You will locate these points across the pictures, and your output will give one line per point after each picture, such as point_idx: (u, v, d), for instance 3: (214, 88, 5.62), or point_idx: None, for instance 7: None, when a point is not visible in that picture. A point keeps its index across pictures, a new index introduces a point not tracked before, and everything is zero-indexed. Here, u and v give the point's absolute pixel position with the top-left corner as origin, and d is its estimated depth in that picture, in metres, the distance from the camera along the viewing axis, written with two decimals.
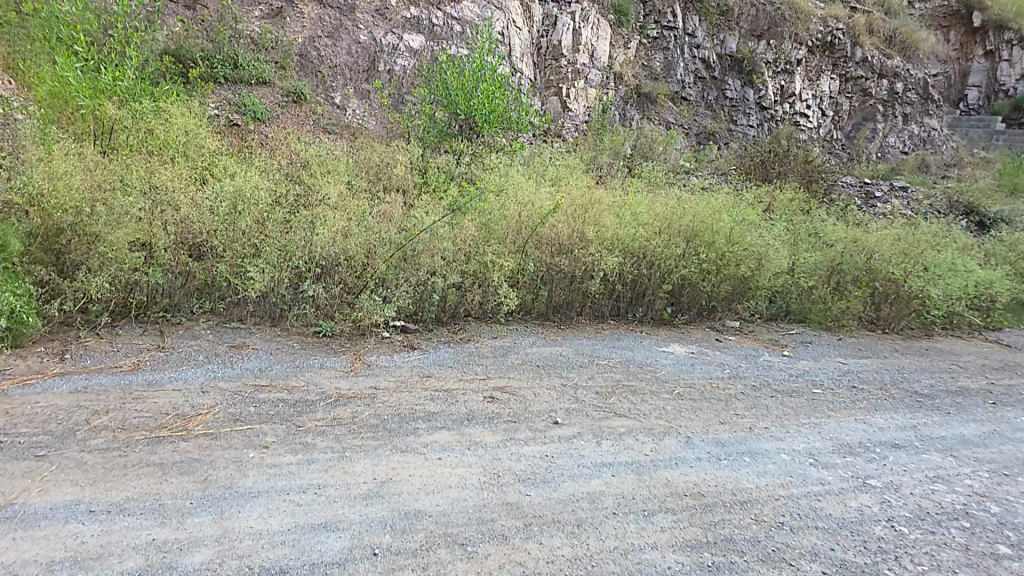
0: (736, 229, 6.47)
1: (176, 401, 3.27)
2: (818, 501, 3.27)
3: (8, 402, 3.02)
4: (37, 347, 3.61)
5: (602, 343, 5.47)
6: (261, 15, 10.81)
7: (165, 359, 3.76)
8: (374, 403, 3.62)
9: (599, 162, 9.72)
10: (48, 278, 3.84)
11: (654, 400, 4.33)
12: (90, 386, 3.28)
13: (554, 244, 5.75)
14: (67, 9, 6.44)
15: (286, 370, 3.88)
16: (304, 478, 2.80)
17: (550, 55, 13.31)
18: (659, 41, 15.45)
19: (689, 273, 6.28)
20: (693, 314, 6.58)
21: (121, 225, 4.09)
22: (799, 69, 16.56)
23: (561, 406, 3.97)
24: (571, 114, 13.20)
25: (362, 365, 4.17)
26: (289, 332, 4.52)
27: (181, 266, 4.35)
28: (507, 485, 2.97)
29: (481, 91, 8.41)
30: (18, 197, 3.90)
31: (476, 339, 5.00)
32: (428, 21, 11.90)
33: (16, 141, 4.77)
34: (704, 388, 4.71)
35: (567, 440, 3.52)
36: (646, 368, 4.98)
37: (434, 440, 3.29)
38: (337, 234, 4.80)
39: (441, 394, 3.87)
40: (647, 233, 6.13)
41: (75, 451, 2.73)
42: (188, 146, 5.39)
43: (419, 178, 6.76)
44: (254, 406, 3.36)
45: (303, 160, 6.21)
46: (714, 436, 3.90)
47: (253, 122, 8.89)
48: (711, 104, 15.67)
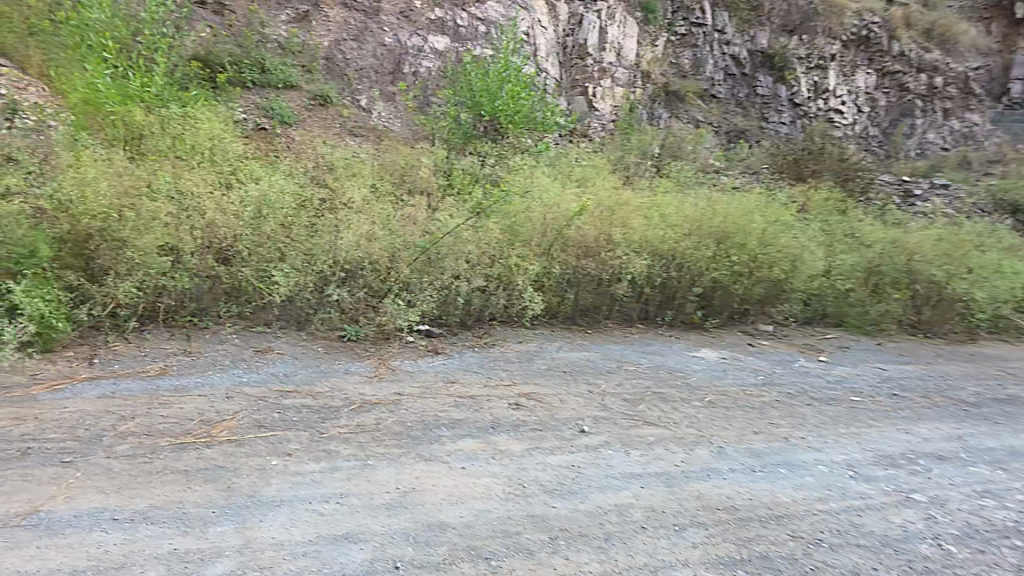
0: (769, 230, 6.32)
1: (202, 407, 3.25)
2: (859, 516, 3.13)
3: (38, 407, 3.02)
4: (68, 352, 3.65)
5: (632, 349, 5.36)
6: (288, 19, 10.88)
7: (191, 364, 3.77)
8: (398, 410, 3.57)
9: (626, 162, 9.58)
10: (77, 283, 3.93)
11: (685, 408, 4.22)
12: (118, 391, 3.29)
13: (581, 246, 5.69)
14: (98, 18, 6.60)
15: (310, 376, 3.86)
16: (328, 487, 2.74)
17: (576, 54, 13.19)
18: (688, 37, 15.32)
19: (719, 276, 6.15)
20: (725, 318, 6.43)
21: (148, 229, 4.11)
22: (833, 64, 16.18)
23: (589, 414, 3.88)
24: (598, 113, 13.03)
25: (386, 370, 4.14)
26: (314, 336, 4.53)
27: (207, 270, 4.39)
28: (533, 496, 2.89)
29: (506, 92, 8.46)
30: (48, 203, 3.98)
31: (501, 344, 4.94)
32: (454, 22, 11.91)
33: (48, 150, 4.81)
34: (737, 396, 4.58)
35: (594, 450, 3.43)
36: (677, 374, 4.86)
37: (459, 448, 3.23)
38: (362, 238, 4.77)
39: (466, 401, 3.81)
40: (677, 234, 6.00)
41: (101, 458, 2.69)
42: (213, 150, 5.40)
43: (445, 181, 6.73)
44: (279, 412, 3.33)
45: (328, 163, 6.21)
46: (748, 446, 3.77)
47: (280, 125, 8.98)
48: (742, 101, 15.45)
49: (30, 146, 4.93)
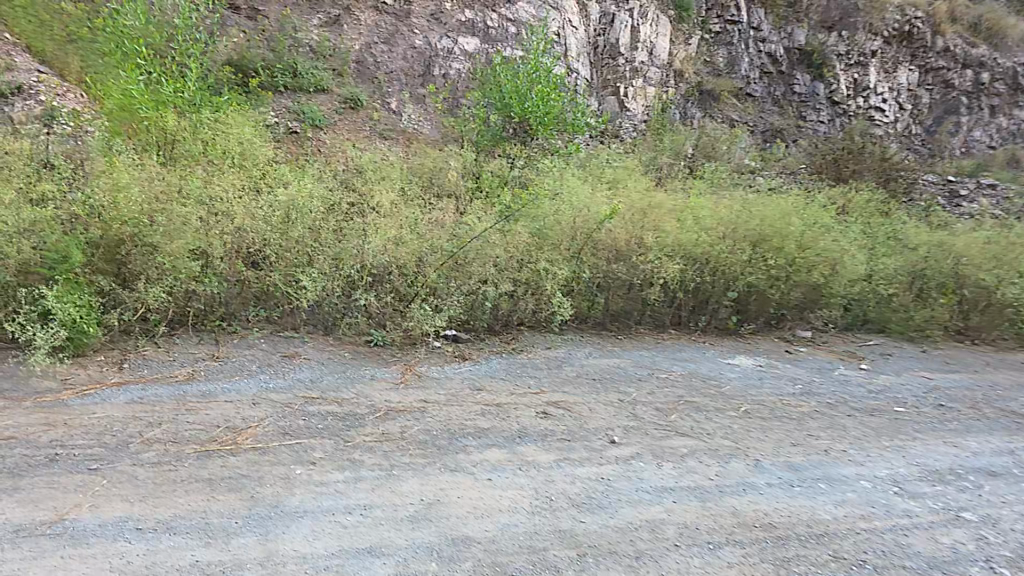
0: (807, 233, 6.14)
1: (227, 414, 3.23)
2: (905, 535, 2.97)
3: (67, 413, 3.04)
4: (98, 357, 3.68)
5: (664, 356, 5.22)
6: (320, 23, 10.95)
7: (218, 368, 3.78)
8: (423, 418, 3.51)
9: (657, 163, 9.40)
10: (108, 288, 3.95)
11: (719, 418, 4.07)
12: (146, 397, 3.30)
13: (612, 250, 5.58)
14: (133, 24, 6.70)
15: (336, 382, 3.82)
16: (351, 497, 2.68)
17: (608, 53, 13.01)
18: (723, 35, 15.18)
19: (756, 280, 5.96)
20: (760, 323, 6.23)
21: (178, 235, 4.14)
22: (874, 60, 15.68)
23: (619, 424, 3.77)
24: (629, 113, 12.90)
25: (412, 377, 4.08)
26: (341, 341, 4.50)
27: (236, 274, 4.40)
28: (561, 511, 2.79)
29: (536, 93, 8.35)
30: (80, 209, 4.02)
31: (528, 350, 4.85)
32: (484, 24, 11.91)
33: (84, 156, 4.89)
34: (774, 406, 4.42)
35: (624, 462, 3.32)
36: (710, 383, 4.71)
37: (485, 458, 3.15)
38: (390, 242, 4.76)
39: (492, 409, 3.74)
40: (710, 237, 5.85)
41: (127, 465, 2.68)
42: (244, 154, 5.43)
43: (473, 183, 6.69)
44: (304, 419, 3.30)
45: (358, 167, 6.22)
46: (786, 460, 3.62)
47: (311, 129, 9.05)
48: (778, 99, 15.13)
49: (66, 152, 5.01)
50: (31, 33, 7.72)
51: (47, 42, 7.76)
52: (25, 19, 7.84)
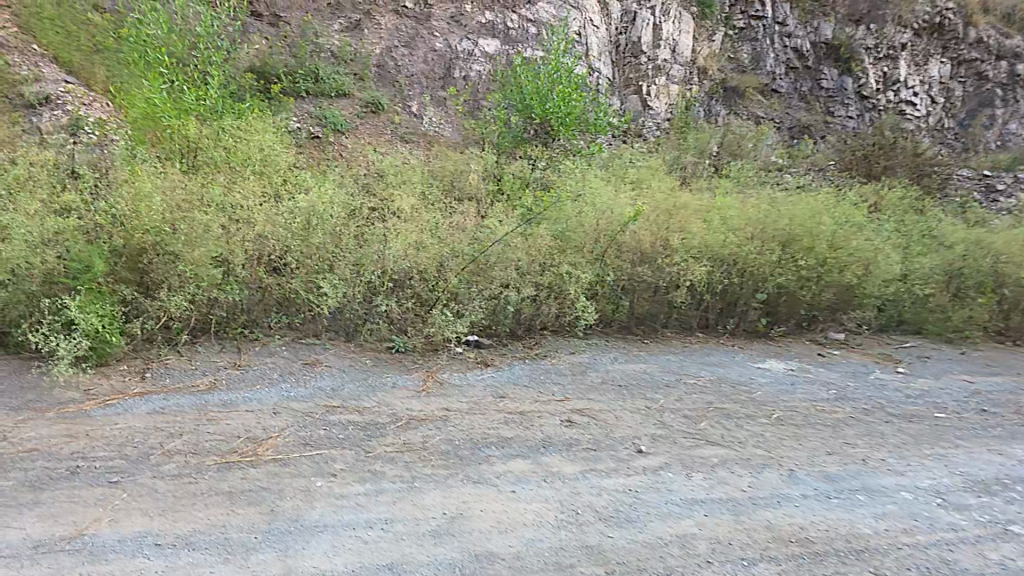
0: (838, 232, 5.97)
1: (248, 424, 3.20)
2: (951, 551, 2.82)
3: (89, 424, 3.03)
4: (121, 366, 3.67)
5: (691, 360, 5.09)
6: (341, 28, 10.99)
7: (240, 378, 3.75)
8: (445, 427, 3.44)
9: (682, 162, 9.24)
10: (131, 297, 3.95)
11: (750, 426, 3.94)
12: (167, 407, 3.28)
13: (637, 253, 5.46)
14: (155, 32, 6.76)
15: (357, 391, 3.77)
16: (372, 511, 2.61)
17: (630, 52, 12.89)
18: (747, 31, 14.98)
19: (786, 281, 5.79)
20: (791, 325, 6.06)
21: (200, 242, 4.13)
22: (904, 54, 15.29)
23: (646, 433, 3.66)
24: (653, 112, 12.70)
25: (435, 384, 4.02)
26: (363, 348, 4.46)
27: (258, 281, 4.38)
28: (587, 525, 2.69)
29: (557, 94, 8.26)
30: (103, 219, 4.03)
31: (552, 356, 4.76)
32: (504, 25, 11.85)
33: (108, 165, 4.92)
34: (807, 412, 4.26)
35: (652, 472, 3.21)
36: (741, 389, 4.57)
37: (509, 469, 3.07)
38: (411, 246, 4.71)
39: (516, 417, 3.66)
40: (738, 238, 5.70)
41: (148, 478, 2.65)
42: (265, 161, 5.42)
43: (494, 186, 6.63)
44: (325, 430, 3.25)
45: (379, 171, 6.20)
46: (821, 470, 3.48)
47: (333, 133, 9.06)
48: (805, 95, 14.83)
49: (91, 162, 5.06)
50: (59, 44, 7.85)
51: (74, 52, 7.89)
52: (53, 30, 7.97)
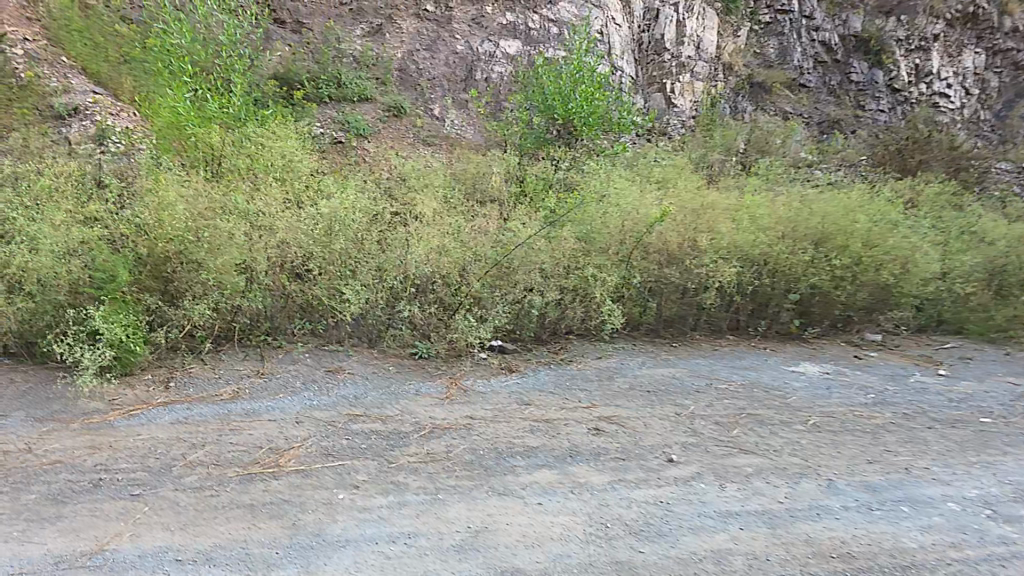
0: (873, 230, 5.77)
1: (270, 434, 3.16)
2: (1004, 568, 2.65)
3: (113, 435, 3.02)
4: (145, 375, 3.67)
5: (721, 364, 4.96)
6: (362, 33, 11.02)
7: (263, 386, 3.72)
8: (469, 436, 3.37)
9: (708, 160, 9.06)
10: (155, 306, 3.95)
11: (785, 433, 3.80)
12: (190, 417, 3.26)
13: (664, 254, 5.32)
14: (178, 42, 6.82)
15: (380, 399, 3.71)
16: (395, 525, 2.54)
17: (653, 49, 12.72)
18: (773, 25, 14.78)
19: (819, 281, 5.61)
20: (825, 326, 5.89)
21: (222, 250, 4.11)
22: (936, 45, 14.84)
23: (676, 440, 3.55)
24: (676, 110, 12.54)
25: (458, 391, 3.94)
26: (386, 355, 4.41)
27: (281, 288, 4.35)
28: (617, 539, 2.59)
29: (580, 94, 8.15)
30: (127, 228, 4.04)
31: (578, 361, 4.66)
32: (525, 26, 11.77)
33: (134, 175, 4.96)
34: (845, 418, 4.10)
35: (684, 483, 3.10)
36: (774, 394, 4.42)
37: (535, 481, 2.98)
38: (434, 251, 4.64)
39: (542, 425, 3.57)
40: (768, 237, 5.54)
41: (169, 491, 2.62)
42: (287, 167, 5.41)
43: (517, 188, 6.56)
44: (347, 439, 3.19)
45: (402, 175, 6.16)
46: (862, 479, 3.32)
47: (356, 138, 9.08)
48: (834, 89, 14.48)
49: (118, 171, 5.11)
50: (87, 56, 7.99)
51: (102, 63, 8.02)
52: (82, 42, 8.12)
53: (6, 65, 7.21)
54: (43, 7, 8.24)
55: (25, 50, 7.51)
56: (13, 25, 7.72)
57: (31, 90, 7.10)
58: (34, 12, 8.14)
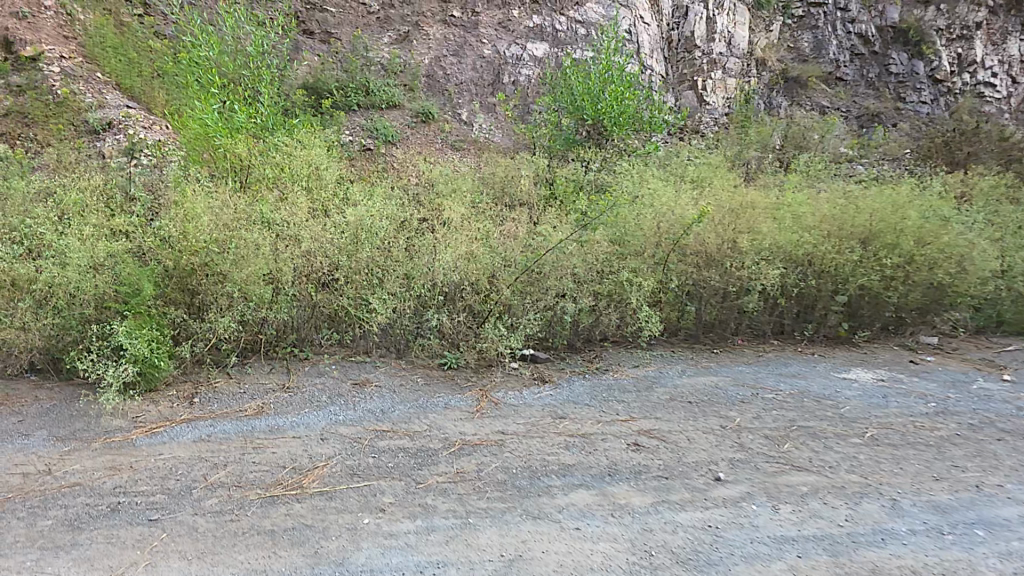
0: (926, 226, 5.39)
1: (295, 452, 3.03)
2: None
3: (134, 454, 2.93)
4: (169, 391, 3.59)
5: (766, 371, 4.70)
6: (390, 41, 11.00)
7: (287, 402, 3.59)
8: (502, 452, 3.20)
9: (744, 159, 8.76)
10: (180, 319, 3.87)
11: (840, 448, 3.54)
12: (212, 434, 3.15)
13: (703, 256, 5.06)
14: (206, 54, 6.84)
15: (409, 413, 3.57)
16: (423, 553, 2.36)
17: (683, 47, 12.44)
18: (807, 18, 14.32)
19: (869, 282, 5.32)
20: (876, 330, 5.67)
21: (247, 261, 4.01)
22: (979, 33, 14.20)
23: (722, 456, 3.32)
24: (709, 108, 12.20)
25: (489, 405, 3.77)
26: (415, 365, 4.28)
27: (308, 299, 4.24)
28: (663, 569, 2.36)
29: (609, 93, 7.93)
30: (152, 240, 3.96)
31: (615, 370, 4.46)
32: (552, 28, 11.62)
33: (162, 187, 4.92)
34: (905, 430, 3.81)
35: (733, 504, 2.87)
36: (826, 403, 4.15)
37: (572, 503, 2.79)
38: (461, 257, 4.42)
39: (578, 441, 3.37)
40: (814, 236, 5.23)
41: (188, 516, 2.50)
42: (313, 175, 5.31)
43: (546, 191, 6.38)
44: (374, 457, 3.05)
45: (429, 181, 6.05)
46: (929, 499, 3.04)
47: (384, 144, 9.01)
48: (873, 82, 14.02)
49: (148, 183, 5.10)
50: (121, 71, 8.06)
51: (135, 78, 8.09)
52: (115, 57, 8.21)
53: (44, 83, 7.32)
54: (79, 26, 8.37)
55: (61, 67, 7.64)
56: (50, 44, 7.86)
57: (67, 106, 7.16)
58: (71, 31, 8.28)
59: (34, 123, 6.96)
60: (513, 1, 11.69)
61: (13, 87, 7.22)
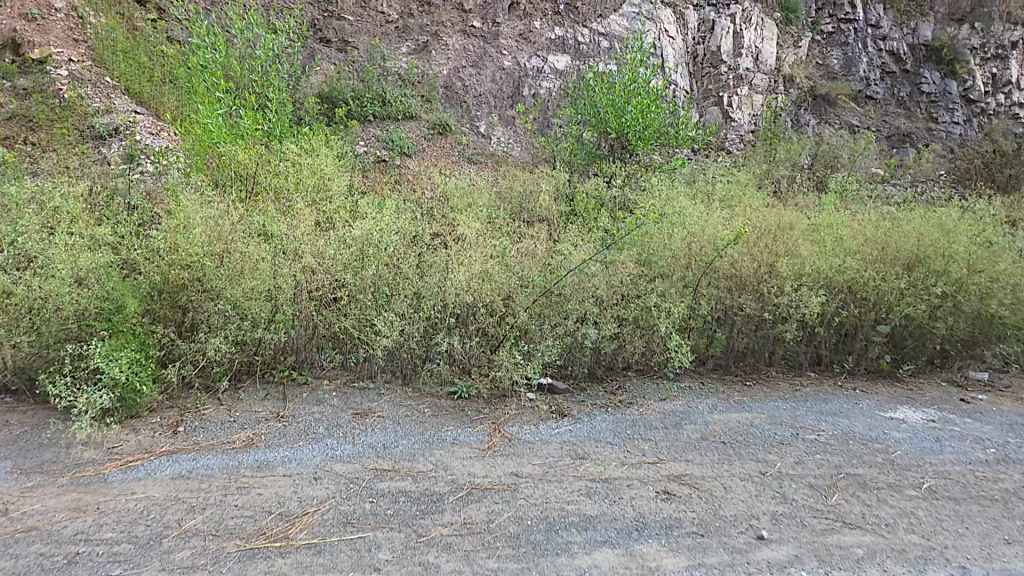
0: (976, 253, 5.05)
1: (283, 495, 2.70)
2: None
3: (102, 493, 2.61)
4: (152, 418, 3.29)
5: (806, 409, 4.30)
6: (408, 51, 10.82)
7: (281, 433, 3.27)
8: (516, 500, 2.85)
9: (773, 177, 8.39)
10: (168, 340, 3.56)
11: (895, 501, 3.14)
12: (193, 470, 2.83)
13: (736, 280, 4.70)
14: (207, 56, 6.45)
15: (414, 449, 3.23)
16: None
17: (709, 62, 12.09)
18: (835, 35, 13.75)
19: (916, 312, 4.91)
20: (921, 363, 5.22)
21: (243, 279, 3.72)
22: (1015, 52, 13.86)
23: (764, 510, 2.94)
24: (735, 124, 11.83)
25: (502, 441, 3.42)
26: (421, 395, 3.91)
27: (309, 319, 3.92)
28: None
29: (634, 106, 7.59)
30: (141, 253, 3.70)
31: (640, 404, 4.09)
32: (574, 40, 11.37)
33: (161, 196, 4.68)
34: (966, 482, 3.40)
35: (780, 570, 2.48)
36: (873, 448, 3.75)
37: (594, 564, 2.42)
38: (476, 276, 4.12)
39: (601, 487, 3.01)
40: (855, 261, 4.91)
41: (154, 572, 2.16)
42: (319, 186, 5.03)
43: (567, 206, 6.06)
44: (371, 503, 2.70)
45: (444, 194, 5.75)
46: (1003, 567, 2.63)
47: (399, 156, 8.75)
48: (903, 101, 13.53)
49: (148, 192, 4.87)
50: (131, 76, 7.89)
51: (145, 83, 7.93)
52: (126, 62, 8.03)
53: (51, 87, 7.19)
54: (90, 28, 8.26)
55: (69, 71, 7.47)
56: (59, 47, 7.77)
57: (72, 110, 6.98)
58: (81, 34, 8.18)
59: (40, 127, 6.83)
60: (534, 12, 11.42)
61: (19, 89, 7.18)
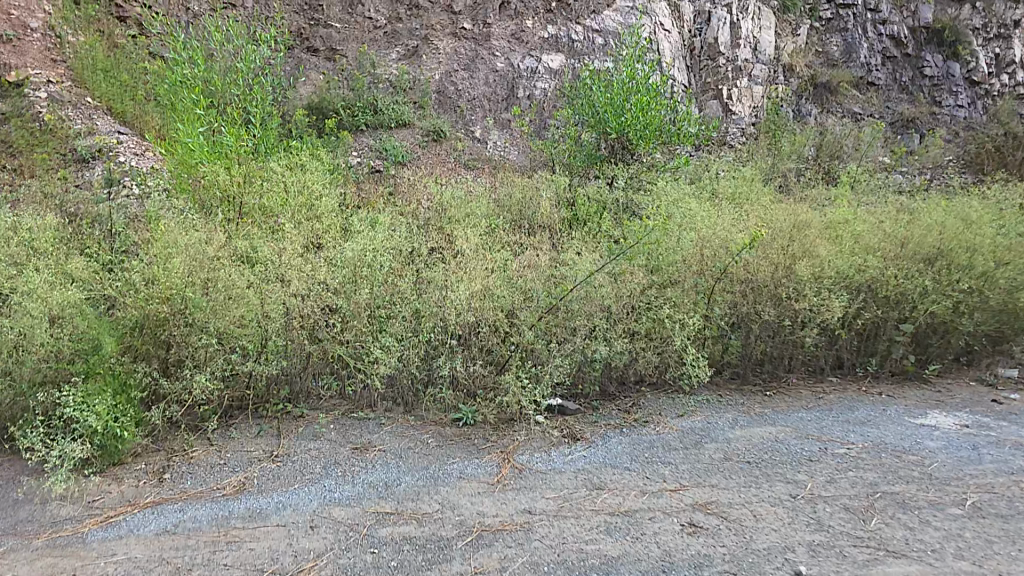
0: (1000, 244, 4.84)
1: (276, 550, 2.48)
2: None
3: (78, 557, 2.40)
4: (137, 466, 3.10)
5: (831, 418, 4.07)
6: (398, 57, 10.61)
7: (274, 475, 3.06)
8: (531, 542, 2.62)
9: (779, 172, 8.15)
10: (150, 379, 3.34)
11: (940, 522, 2.89)
12: (179, 524, 2.62)
13: (752, 285, 4.46)
14: (189, 73, 6.30)
15: (418, 487, 3.00)
16: None
17: (706, 54, 11.91)
18: (835, 21, 13.60)
19: (941, 310, 4.66)
20: (947, 362, 4.96)
21: (227, 309, 3.50)
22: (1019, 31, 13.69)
23: (801, 541, 2.70)
24: (735, 117, 11.54)
25: (512, 472, 3.20)
26: (424, 423, 3.69)
27: (302, 348, 3.68)
28: None
29: (633, 104, 7.35)
30: (117, 289, 3.53)
31: (657, 422, 3.86)
32: (568, 38, 11.13)
33: (140, 224, 4.48)
34: (1014, 495, 3.15)
35: None
36: (909, 460, 3.51)
37: None
38: (477, 295, 3.90)
39: (623, 522, 2.79)
40: (877, 259, 4.66)
41: None
42: (308, 205, 4.85)
43: (568, 213, 5.85)
44: (373, 554, 2.48)
45: (440, 206, 5.53)
46: None
47: (393, 165, 8.53)
48: (906, 86, 13.28)
49: (135, 216, 4.76)
50: (113, 96, 7.71)
51: (128, 103, 7.73)
52: (106, 82, 7.84)
53: (29, 110, 6.99)
54: (68, 48, 8.06)
55: (48, 93, 7.26)
56: (36, 68, 7.57)
57: (53, 133, 6.79)
58: (60, 54, 7.98)
59: (19, 153, 6.62)
60: (526, 11, 11.19)
61: None
